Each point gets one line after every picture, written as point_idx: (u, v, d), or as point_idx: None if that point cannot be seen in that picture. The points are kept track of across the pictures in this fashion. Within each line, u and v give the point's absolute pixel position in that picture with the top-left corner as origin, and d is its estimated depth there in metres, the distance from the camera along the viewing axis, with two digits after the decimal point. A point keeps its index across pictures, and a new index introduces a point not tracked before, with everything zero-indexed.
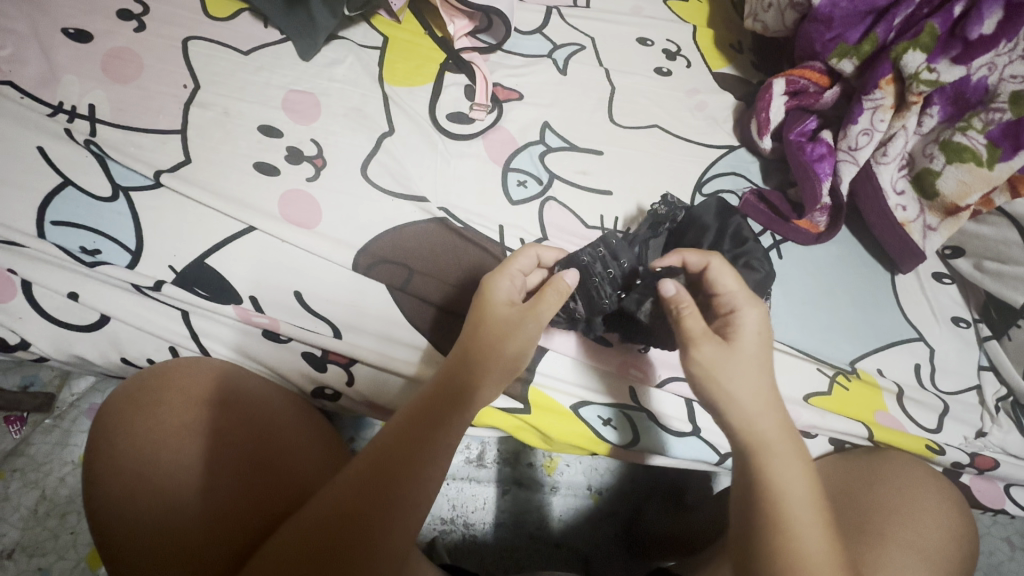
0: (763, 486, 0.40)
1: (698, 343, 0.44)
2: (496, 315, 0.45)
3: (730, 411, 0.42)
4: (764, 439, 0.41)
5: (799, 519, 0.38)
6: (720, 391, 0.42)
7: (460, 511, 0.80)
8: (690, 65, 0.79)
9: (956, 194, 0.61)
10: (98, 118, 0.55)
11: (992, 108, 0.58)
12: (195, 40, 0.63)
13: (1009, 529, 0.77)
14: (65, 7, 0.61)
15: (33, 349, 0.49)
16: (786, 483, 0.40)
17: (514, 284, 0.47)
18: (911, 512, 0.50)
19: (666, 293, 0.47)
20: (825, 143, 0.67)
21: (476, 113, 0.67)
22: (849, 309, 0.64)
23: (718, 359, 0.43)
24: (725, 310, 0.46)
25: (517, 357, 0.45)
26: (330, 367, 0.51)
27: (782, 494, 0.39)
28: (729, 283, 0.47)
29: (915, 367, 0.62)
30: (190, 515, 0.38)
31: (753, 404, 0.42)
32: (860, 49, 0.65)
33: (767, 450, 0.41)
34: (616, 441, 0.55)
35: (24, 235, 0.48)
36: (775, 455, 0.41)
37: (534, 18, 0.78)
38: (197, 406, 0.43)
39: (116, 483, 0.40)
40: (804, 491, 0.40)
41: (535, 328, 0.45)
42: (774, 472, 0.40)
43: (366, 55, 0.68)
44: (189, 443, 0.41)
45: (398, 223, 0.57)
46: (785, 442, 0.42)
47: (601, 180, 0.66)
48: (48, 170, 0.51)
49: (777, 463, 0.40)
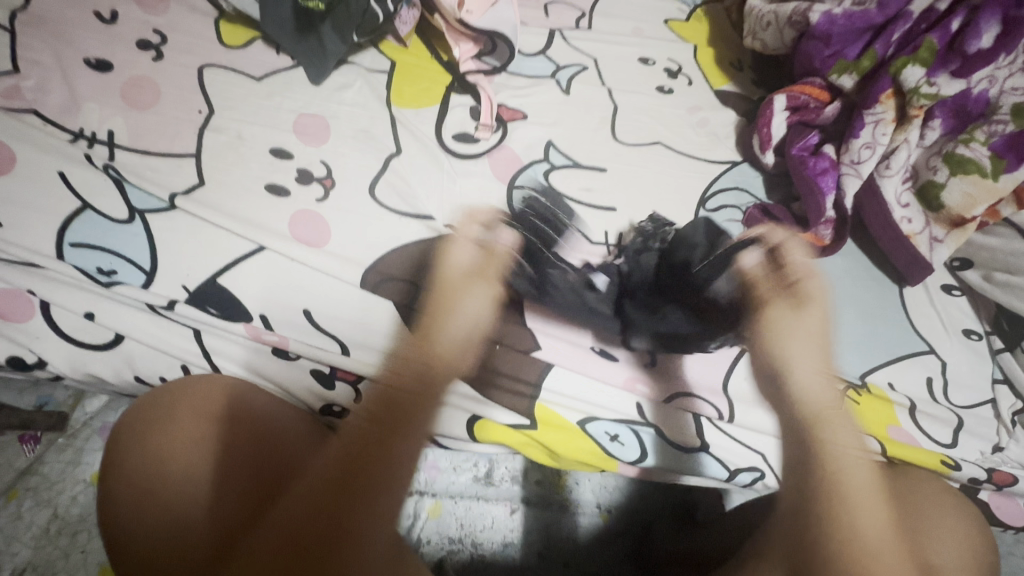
0: (811, 439, 0.53)
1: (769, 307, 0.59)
2: (446, 275, 0.56)
3: (790, 378, 0.56)
4: (816, 412, 0.54)
5: (853, 482, 0.50)
6: (789, 365, 0.57)
7: (469, 530, 0.80)
8: (692, 83, 0.80)
9: (962, 206, 0.61)
10: (118, 144, 0.57)
11: (995, 120, 0.59)
12: (211, 67, 0.65)
13: None
14: (88, 38, 0.63)
15: (50, 368, 0.50)
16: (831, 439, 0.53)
17: (478, 257, 0.57)
18: (929, 530, 0.49)
19: (747, 263, 0.61)
20: (827, 157, 0.68)
21: (481, 133, 0.68)
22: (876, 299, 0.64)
23: (785, 320, 0.59)
24: (793, 278, 0.63)
25: (469, 327, 0.54)
26: (339, 384, 0.52)
27: (818, 443, 0.53)
28: (800, 256, 0.65)
29: (927, 380, 0.61)
30: (199, 529, 0.39)
31: (809, 375, 0.56)
32: (859, 65, 0.66)
33: (818, 414, 0.54)
34: (622, 458, 0.55)
35: (44, 256, 0.50)
36: (827, 428, 0.54)
37: (537, 40, 0.80)
38: (208, 422, 0.44)
39: (126, 499, 0.40)
40: (858, 451, 0.53)
41: (488, 285, 0.56)
42: (828, 441, 0.53)
43: (374, 79, 0.70)
44: (199, 460, 0.42)
45: (417, 234, 0.59)
46: (842, 413, 0.55)
47: (605, 197, 0.67)
48: (69, 194, 0.52)
49: (831, 435, 0.53)
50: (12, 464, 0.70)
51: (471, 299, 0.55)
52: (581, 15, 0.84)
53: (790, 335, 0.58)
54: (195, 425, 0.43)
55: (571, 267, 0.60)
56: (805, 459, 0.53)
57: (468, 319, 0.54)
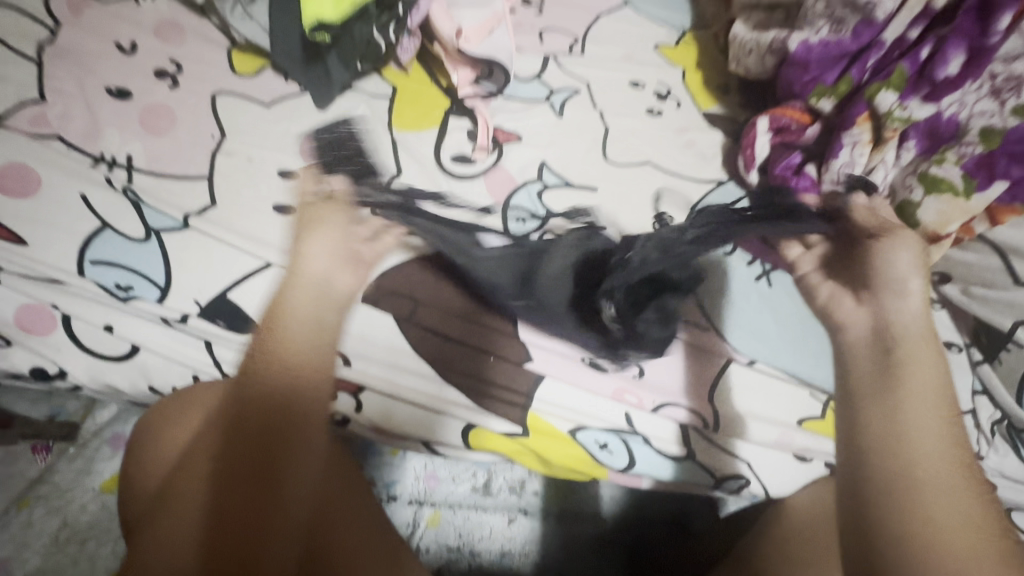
0: (895, 368, 0.55)
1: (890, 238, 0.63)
2: (302, 226, 0.59)
3: (890, 302, 0.58)
4: (905, 333, 0.56)
5: (929, 398, 0.53)
6: (893, 291, 0.59)
7: (467, 539, 0.82)
8: (680, 106, 0.84)
9: (937, 223, 0.63)
10: (136, 167, 0.61)
11: (964, 142, 0.62)
12: (224, 95, 0.69)
13: None
14: (109, 68, 0.67)
15: (69, 379, 0.56)
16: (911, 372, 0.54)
17: (324, 211, 0.60)
18: (940, 501, 0.49)
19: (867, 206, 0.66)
20: (809, 177, 0.71)
21: (477, 155, 0.72)
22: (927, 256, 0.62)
23: (902, 253, 0.61)
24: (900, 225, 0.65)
25: (329, 274, 0.56)
26: (342, 395, 0.57)
27: (895, 377, 0.54)
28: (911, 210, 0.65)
29: None
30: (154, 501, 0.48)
31: (909, 304, 0.58)
32: (837, 89, 0.70)
33: (895, 346, 0.56)
34: (610, 463, 0.59)
35: (68, 272, 0.53)
36: (911, 350, 0.56)
37: (532, 65, 0.84)
38: (194, 415, 0.53)
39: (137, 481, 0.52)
40: (940, 382, 0.54)
41: (324, 230, 0.59)
42: (915, 362, 0.55)
43: (376, 104, 0.74)
44: (178, 447, 0.51)
45: (405, 235, 0.59)
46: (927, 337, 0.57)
47: (596, 215, 0.70)
48: (89, 215, 0.56)
49: (915, 358, 0.55)
50: (25, 473, 0.73)
51: (327, 244, 0.57)
52: (574, 41, 0.88)
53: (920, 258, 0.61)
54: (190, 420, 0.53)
55: (560, 262, 0.60)
56: (857, 387, 0.55)
57: (318, 261, 0.56)
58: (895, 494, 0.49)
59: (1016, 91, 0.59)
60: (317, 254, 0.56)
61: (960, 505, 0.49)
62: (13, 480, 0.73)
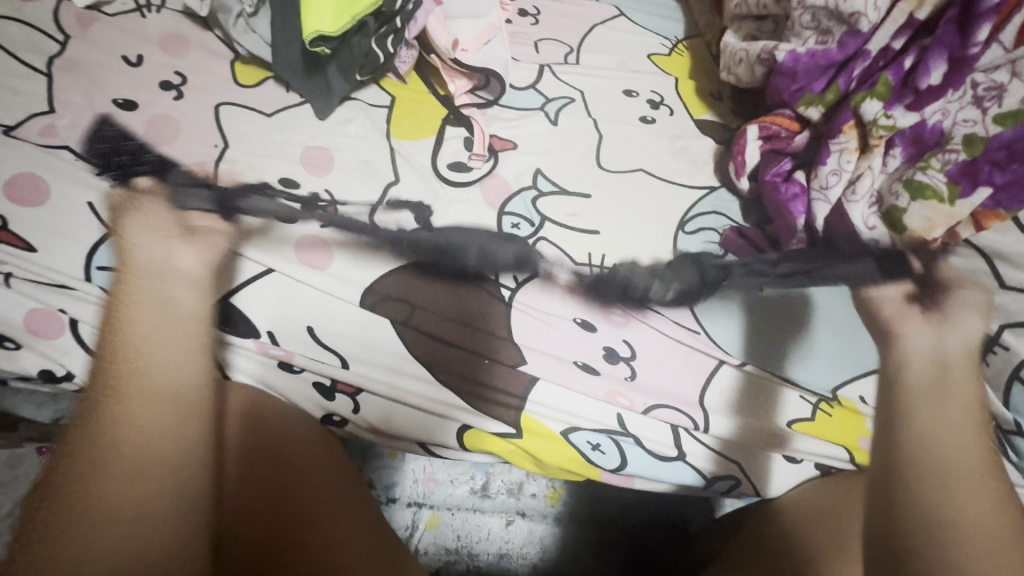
0: (933, 399, 0.58)
1: (966, 285, 0.62)
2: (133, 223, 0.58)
3: (947, 340, 0.59)
4: (951, 366, 0.58)
5: (963, 430, 0.57)
6: (948, 328, 0.60)
7: (465, 541, 0.84)
8: (673, 113, 0.85)
9: (923, 228, 0.65)
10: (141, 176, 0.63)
11: (948, 149, 0.64)
12: (227, 105, 0.71)
13: None
14: (116, 80, 0.69)
15: (75, 380, 0.56)
16: (954, 389, 0.58)
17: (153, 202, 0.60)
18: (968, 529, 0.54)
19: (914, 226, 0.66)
20: (799, 182, 0.72)
21: (474, 162, 0.74)
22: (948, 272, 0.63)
23: (966, 298, 0.61)
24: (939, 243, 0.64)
25: (168, 258, 0.56)
26: (339, 396, 0.60)
27: (948, 392, 0.58)
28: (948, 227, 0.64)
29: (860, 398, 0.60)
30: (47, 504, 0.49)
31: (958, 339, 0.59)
32: (824, 98, 0.71)
33: (951, 369, 0.58)
34: (601, 463, 0.60)
35: (75, 278, 0.55)
36: (955, 381, 0.58)
37: (527, 75, 0.85)
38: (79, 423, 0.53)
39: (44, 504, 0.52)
40: (974, 401, 0.57)
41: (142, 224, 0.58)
42: (956, 395, 0.58)
43: (375, 113, 0.76)
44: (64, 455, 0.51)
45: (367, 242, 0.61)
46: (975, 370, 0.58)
47: (589, 221, 0.71)
48: (96, 222, 0.57)
49: (958, 389, 0.58)
50: None
51: (150, 230, 0.58)
52: (569, 51, 0.90)
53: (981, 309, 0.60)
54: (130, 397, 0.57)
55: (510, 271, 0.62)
56: (904, 402, 0.58)
57: (161, 248, 0.57)
58: (933, 488, 0.55)
59: (998, 100, 0.61)
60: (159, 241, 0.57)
61: (982, 498, 0.55)
62: None
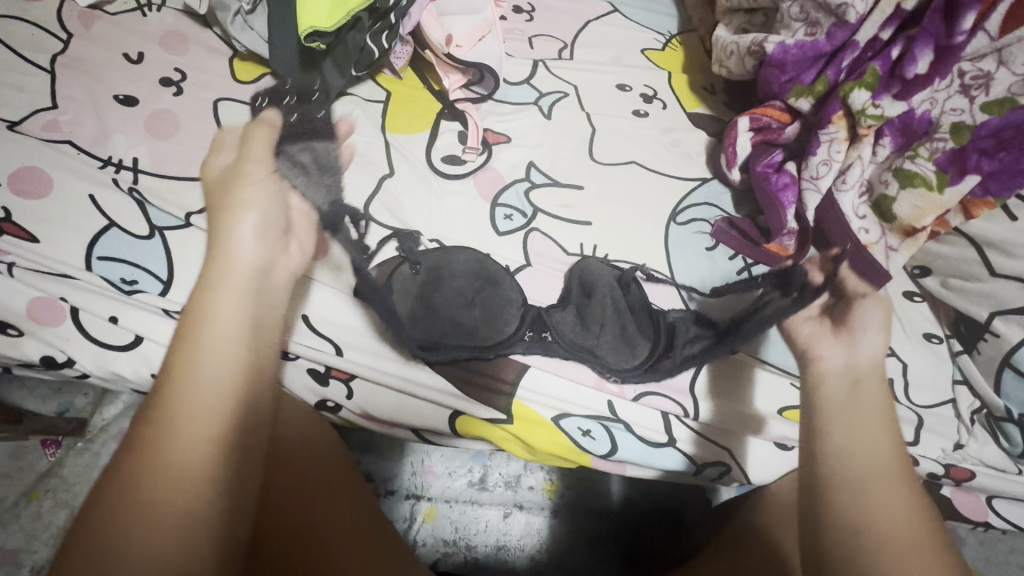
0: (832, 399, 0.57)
1: (877, 298, 0.64)
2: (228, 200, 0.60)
3: (856, 346, 0.60)
4: (858, 372, 0.58)
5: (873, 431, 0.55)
6: (857, 334, 0.61)
7: (463, 533, 0.85)
8: (666, 107, 0.86)
9: (911, 217, 0.66)
10: (141, 169, 0.64)
11: (936, 138, 0.64)
12: (225, 101, 0.72)
13: (978, 553, 0.82)
14: (118, 76, 0.71)
15: (77, 366, 0.57)
16: (867, 400, 0.56)
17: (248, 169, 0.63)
18: (879, 522, 0.50)
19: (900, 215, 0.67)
20: (789, 173, 0.73)
21: (468, 155, 0.75)
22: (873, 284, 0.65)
23: (871, 311, 0.63)
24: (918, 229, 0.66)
25: (267, 262, 0.56)
26: (333, 382, 0.60)
27: (860, 401, 0.56)
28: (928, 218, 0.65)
29: None
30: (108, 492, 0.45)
31: (861, 350, 0.60)
32: (813, 89, 0.72)
33: (864, 380, 0.57)
34: (592, 450, 0.61)
35: (76, 268, 0.57)
36: (866, 388, 0.57)
37: (522, 70, 0.86)
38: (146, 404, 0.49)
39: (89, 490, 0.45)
40: (885, 412, 0.56)
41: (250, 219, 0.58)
42: (867, 399, 0.56)
43: (371, 108, 0.77)
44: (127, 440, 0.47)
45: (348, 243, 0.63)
46: (875, 383, 0.58)
47: (581, 212, 0.73)
48: (97, 214, 0.59)
49: (865, 398, 0.56)
50: (35, 467, 0.82)
51: (258, 226, 0.58)
52: (564, 46, 0.91)
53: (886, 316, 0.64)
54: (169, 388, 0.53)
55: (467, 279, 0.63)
56: (822, 403, 0.57)
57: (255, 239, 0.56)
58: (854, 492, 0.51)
59: (985, 89, 0.62)
60: (253, 226, 0.57)
61: (900, 506, 0.51)
62: (25, 473, 0.81)
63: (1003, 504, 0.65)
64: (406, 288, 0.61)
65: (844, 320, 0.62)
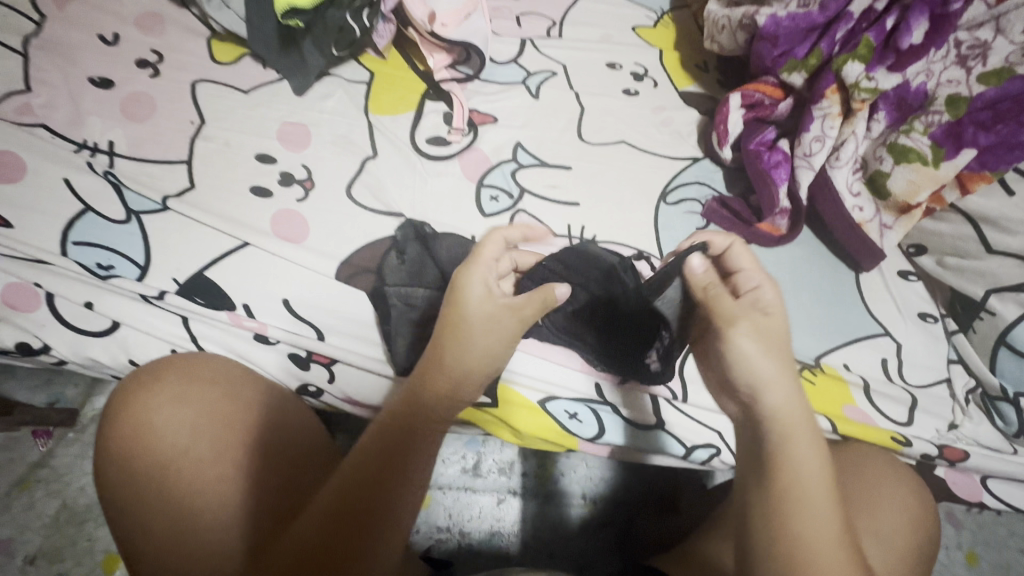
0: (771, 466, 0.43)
1: (734, 322, 0.47)
2: (474, 320, 0.47)
3: (764, 392, 0.45)
4: (783, 422, 0.44)
5: (808, 494, 0.42)
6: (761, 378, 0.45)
7: (456, 520, 0.83)
8: (657, 85, 0.84)
9: (906, 193, 0.65)
10: (117, 152, 0.63)
11: (931, 111, 0.63)
12: (203, 82, 0.71)
13: (969, 536, 0.82)
14: (92, 58, 0.69)
15: (54, 353, 0.54)
16: (807, 530, 0.41)
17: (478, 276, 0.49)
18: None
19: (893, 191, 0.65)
20: (781, 151, 0.71)
21: (453, 136, 0.73)
22: (724, 302, 0.49)
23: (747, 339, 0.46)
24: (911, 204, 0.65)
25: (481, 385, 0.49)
26: (313, 366, 0.56)
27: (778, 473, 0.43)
28: (924, 192, 0.64)
29: (844, 366, 0.64)
30: (174, 482, 0.44)
31: (774, 388, 0.44)
32: (807, 63, 0.70)
33: (773, 447, 0.44)
34: (580, 434, 0.59)
35: (50, 253, 0.55)
36: (791, 444, 0.43)
37: (509, 49, 0.84)
38: (177, 402, 0.47)
39: (145, 476, 0.44)
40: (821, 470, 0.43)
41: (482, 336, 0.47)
42: (794, 457, 0.43)
43: (353, 89, 0.75)
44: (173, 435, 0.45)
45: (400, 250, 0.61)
46: (806, 432, 0.44)
47: (568, 193, 0.71)
48: (72, 199, 0.58)
49: (795, 461, 0.43)
50: (26, 457, 0.81)
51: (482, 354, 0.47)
52: (552, 25, 0.89)
53: (768, 336, 0.46)
54: (168, 397, 0.47)
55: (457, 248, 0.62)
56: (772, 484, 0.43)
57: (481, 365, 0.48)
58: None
59: (982, 59, 0.60)
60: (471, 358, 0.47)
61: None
62: (16, 463, 0.81)
63: (998, 485, 0.63)
64: (404, 317, 0.57)
65: (721, 377, 0.49)
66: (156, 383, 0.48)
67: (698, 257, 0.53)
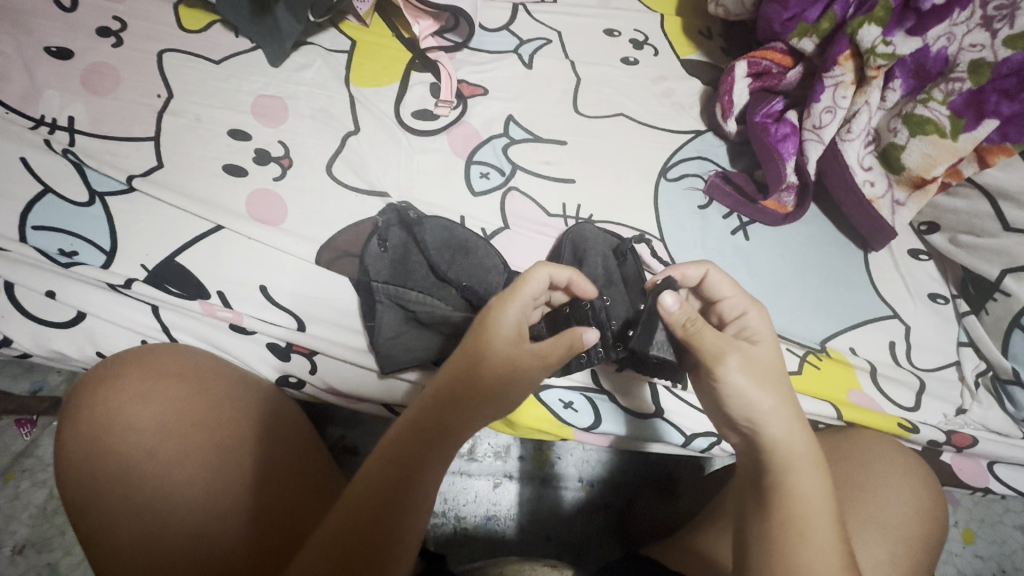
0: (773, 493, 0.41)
1: (724, 358, 0.42)
2: (496, 361, 0.41)
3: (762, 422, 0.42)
4: (783, 447, 0.41)
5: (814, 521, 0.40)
6: (757, 410, 0.42)
7: (451, 505, 0.81)
8: (657, 54, 0.79)
9: (922, 167, 0.61)
10: (77, 129, 0.59)
11: (952, 78, 0.59)
12: (170, 52, 0.66)
13: (970, 515, 0.81)
14: (49, 27, 0.64)
15: (15, 346, 0.51)
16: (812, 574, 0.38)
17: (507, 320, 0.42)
18: None
19: (907, 165, 0.62)
20: (790, 123, 0.68)
21: (441, 109, 0.69)
22: (703, 332, 0.43)
23: (738, 373, 0.42)
24: (925, 180, 0.61)
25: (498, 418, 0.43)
26: (294, 357, 0.53)
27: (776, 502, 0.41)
28: (941, 166, 0.60)
29: (852, 350, 0.62)
30: (142, 488, 0.41)
31: (766, 414, 0.42)
32: (818, 28, 0.65)
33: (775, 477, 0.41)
34: (576, 424, 0.56)
35: (7, 238, 0.52)
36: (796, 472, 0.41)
37: (500, 15, 0.79)
38: (142, 401, 0.44)
39: (111, 482, 0.41)
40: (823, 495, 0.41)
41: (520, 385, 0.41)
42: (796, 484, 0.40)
43: (333, 59, 0.71)
44: (140, 434, 0.43)
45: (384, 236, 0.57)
46: (811, 458, 0.41)
47: (563, 169, 0.67)
48: (31, 179, 0.54)
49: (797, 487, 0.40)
50: (9, 447, 0.79)
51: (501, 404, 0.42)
52: None
53: (755, 369, 0.43)
54: (133, 395, 0.44)
55: (448, 233, 0.58)
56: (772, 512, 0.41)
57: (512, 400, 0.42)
58: None
59: (1009, 20, 0.55)
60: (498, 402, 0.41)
61: None
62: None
63: (1005, 470, 0.60)
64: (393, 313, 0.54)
65: (713, 407, 0.46)
66: (119, 377, 0.45)
67: (670, 294, 0.44)
